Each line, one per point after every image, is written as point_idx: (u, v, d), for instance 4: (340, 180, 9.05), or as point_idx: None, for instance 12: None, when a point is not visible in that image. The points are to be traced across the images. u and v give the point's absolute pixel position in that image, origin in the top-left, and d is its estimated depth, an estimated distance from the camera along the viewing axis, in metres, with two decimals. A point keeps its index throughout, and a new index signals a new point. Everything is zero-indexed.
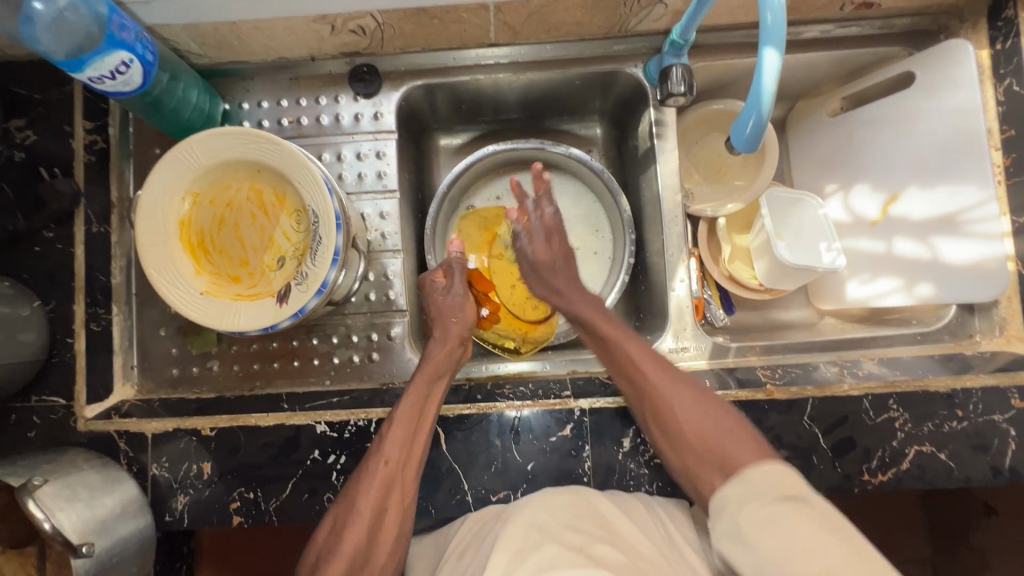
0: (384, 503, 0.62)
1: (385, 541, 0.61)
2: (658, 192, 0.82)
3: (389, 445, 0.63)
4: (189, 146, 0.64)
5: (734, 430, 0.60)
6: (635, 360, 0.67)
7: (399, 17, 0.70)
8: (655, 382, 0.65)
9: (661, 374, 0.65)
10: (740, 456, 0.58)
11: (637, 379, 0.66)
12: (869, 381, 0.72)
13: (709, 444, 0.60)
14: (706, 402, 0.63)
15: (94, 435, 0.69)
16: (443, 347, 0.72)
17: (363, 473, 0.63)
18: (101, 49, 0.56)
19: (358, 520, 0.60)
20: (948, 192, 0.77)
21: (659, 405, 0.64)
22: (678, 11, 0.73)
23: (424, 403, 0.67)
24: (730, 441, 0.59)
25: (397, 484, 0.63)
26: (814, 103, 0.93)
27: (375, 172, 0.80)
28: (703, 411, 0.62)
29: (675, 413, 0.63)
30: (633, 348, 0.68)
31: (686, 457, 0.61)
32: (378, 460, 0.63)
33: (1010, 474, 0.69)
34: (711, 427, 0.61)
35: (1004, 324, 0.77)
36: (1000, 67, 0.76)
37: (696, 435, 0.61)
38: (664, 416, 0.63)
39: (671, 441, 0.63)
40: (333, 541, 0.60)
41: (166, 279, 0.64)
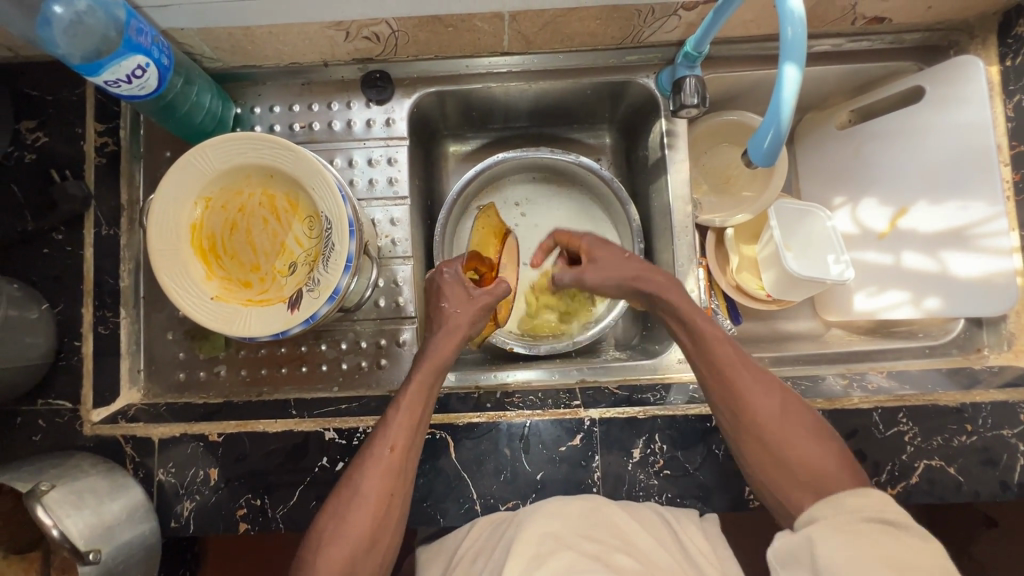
0: (389, 490, 0.61)
1: (389, 526, 0.61)
2: (669, 203, 0.82)
3: (395, 432, 0.63)
4: (202, 151, 0.64)
5: (830, 447, 0.58)
6: (733, 360, 0.63)
7: (413, 25, 0.70)
8: (750, 388, 0.61)
9: (762, 385, 0.62)
10: (835, 475, 0.56)
11: (733, 383, 0.62)
12: (879, 395, 0.72)
13: (807, 459, 0.57)
14: (806, 417, 0.61)
15: (99, 440, 0.68)
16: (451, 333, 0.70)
17: (367, 459, 0.61)
18: (119, 53, 0.56)
19: (363, 504, 0.60)
20: (957, 207, 0.78)
21: (756, 415, 0.60)
22: (692, 23, 0.73)
23: (428, 392, 0.66)
24: (831, 461, 0.57)
25: (401, 471, 0.62)
26: (823, 115, 0.93)
27: (386, 179, 0.80)
28: (801, 425, 0.60)
29: (780, 425, 0.59)
30: (730, 350, 0.64)
31: (777, 473, 0.58)
32: (383, 447, 0.62)
33: (1019, 489, 0.69)
34: (807, 441, 0.58)
35: (1012, 339, 0.78)
36: (1009, 83, 0.77)
37: (792, 445, 0.58)
38: (761, 426, 0.60)
39: (763, 450, 0.59)
40: (336, 525, 0.59)
41: (177, 284, 0.64)
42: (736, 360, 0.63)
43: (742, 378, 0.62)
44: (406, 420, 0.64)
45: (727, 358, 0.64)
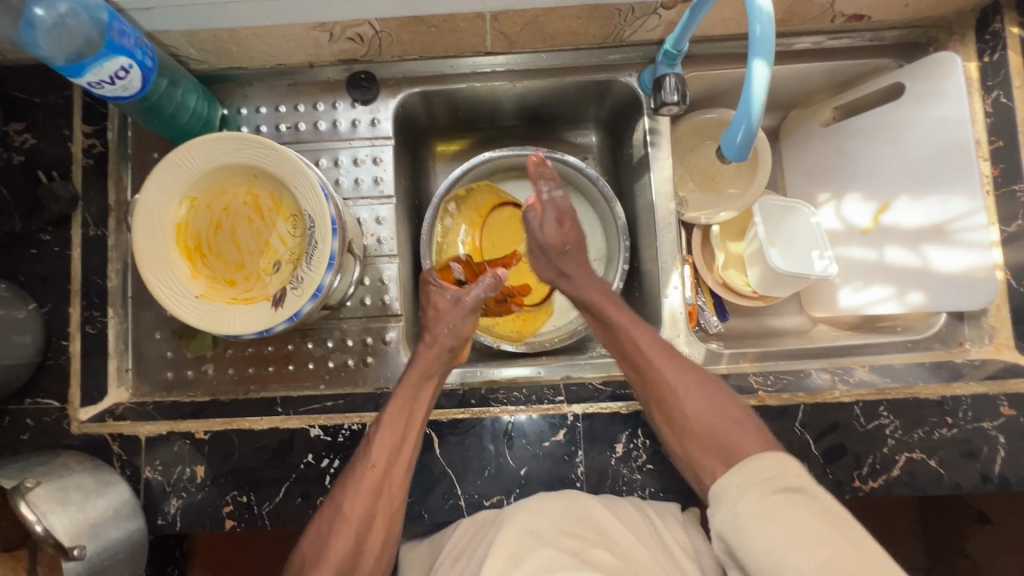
0: (373, 508, 0.62)
1: (372, 547, 0.63)
2: (652, 200, 0.83)
3: (377, 450, 0.64)
4: (186, 151, 0.64)
5: (736, 419, 0.63)
6: (640, 342, 0.70)
7: (396, 26, 0.71)
8: (663, 364, 0.68)
9: (668, 363, 0.68)
10: (739, 444, 0.61)
11: (643, 369, 0.69)
12: (861, 388, 0.72)
13: (718, 433, 0.62)
14: (715, 393, 0.66)
15: (87, 438, 0.69)
16: (432, 349, 0.72)
17: (350, 480, 0.63)
18: (101, 55, 0.57)
19: (346, 525, 0.61)
20: (937, 202, 0.78)
21: (665, 394, 0.66)
22: (672, 22, 0.74)
23: (411, 407, 0.67)
24: (736, 430, 0.62)
25: (386, 488, 0.63)
26: (807, 112, 0.94)
27: (372, 178, 0.81)
28: (711, 400, 0.65)
29: (684, 403, 0.65)
30: (635, 333, 0.71)
31: (687, 442, 0.64)
32: (364, 466, 0.63)
33: (1000, 480, 0.69)
34: (721, 422, 0.63)
35: (993, 332, 0.78)
36: (987, 79, 0.77)
37: (700, 420, 0.64)
38: (670, 404, 0.65)
39: (670, 426, 0.65)
40: (320, 547, 0.61)
41: (161, 282, 0.64)
42: (642, 344, 0.69)
43: (654, 356, 0.68)
44: (387, 436, 0.65)
45: (640, 337, 0.70)
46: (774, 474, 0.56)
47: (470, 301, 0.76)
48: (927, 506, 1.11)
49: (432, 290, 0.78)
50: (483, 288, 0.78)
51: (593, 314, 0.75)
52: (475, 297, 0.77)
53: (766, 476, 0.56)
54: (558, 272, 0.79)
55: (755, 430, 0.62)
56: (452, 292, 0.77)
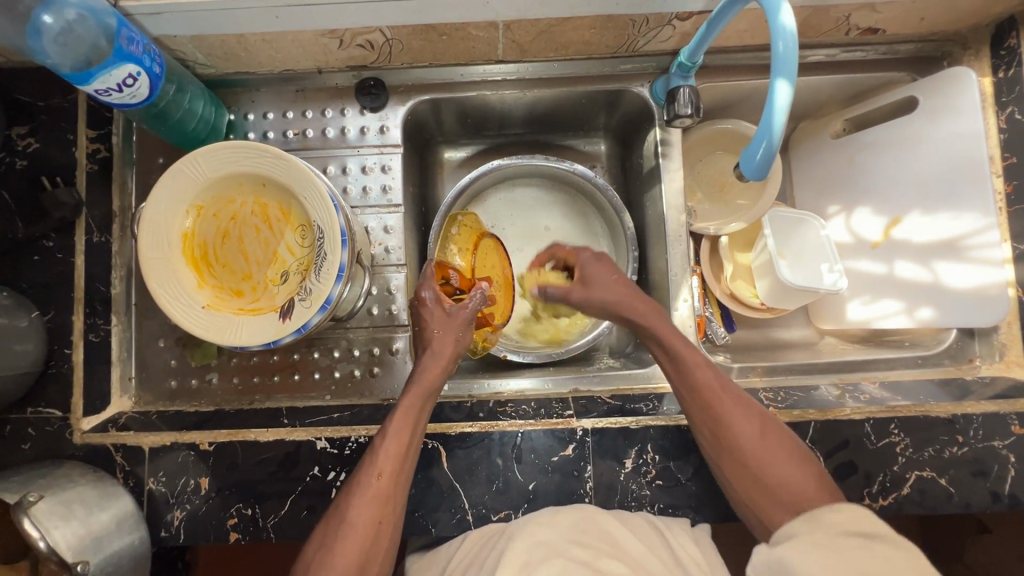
0: (378, 518, 0.60)
1: (378, 558, 0.60)
2: (663, 212, 0.82)
3: (383, 459, 0.62)
4: (194, 159, 0.63)
5: (808, 465, 0.61)
6: (710, 385, 0.66)
7: (407, 34, 0.70)
8: (731, 409, 0.64)
9: (737, 405, 0.65)
10: (813, 496, 0.59)
11: (713, 402, 0.65)
12: (871, 406, 0.72)
13: (787, 481, 0.60)
14: (783, 440, 0.63)
15: (89, 449, 0.68)
16: (437, 361, 0.68)
17: (356, 489, 0.61)
18: (110, 62, 0.55)
19: (353, 536, 0.58)
20: (950, 217, 0.78)
21: (735, 435, 0.63)
22: (687, 33, 0.73)
23: (415, 417, 0.65)
24: (802, 478, 0.60)
25: (389, 496, 0.61)
26: (818, 124, 0.93)
27: (380, 186, 0.80)
28: (784, 447, 0.62)
29: (753, 445, 0.62)
30: (708, 373, 0.66)
31: (757, 490, 0.61)
32: (370, 474, 0.61)
33: (1010, 500, 0.69)
34: (792, 466, 0.61)
35: (1004, 350, 0.78)
36: (1002, 95, 0.77)
37: (772, 466, 0.61)
38: (740, 445, 0.62)
39: (741, 470, 0.62)
40: (325, 558, 0.57)
41: (167, 292, 0.63)
42: (712, 380, 0.66)
43: (725, 399, 0.65)
44: (393, 445, 0.63)
45: (713, 380, 0.66)
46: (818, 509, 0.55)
47: (468, 313, 0.72)
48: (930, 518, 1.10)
49: (427, 303, 0.72)
50: (478, 301, 0.73)
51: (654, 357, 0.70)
52: (473, 308, 0.72)
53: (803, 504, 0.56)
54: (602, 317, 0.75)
55: (824, 480, 0.60)
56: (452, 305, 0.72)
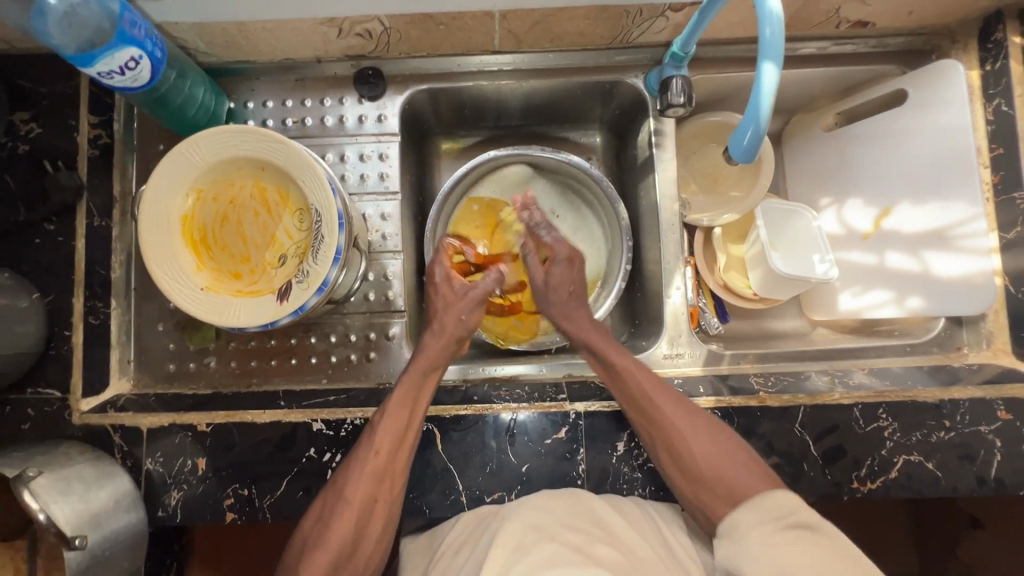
0: (374, 494, 0.63)
1: (374, 531, 0.64)
2: (656, 202, 0.84)
3: (383, 437, 0.64)
4: (194, 142, 0.65)
5: (739, 454, 0.65)
6: (647, 389, 0.69)
7: (405, 23, 0.71)
8: (670, 410, 0.67)
9: (672, 405, 0.68)
10: (747, 485, 0.63)
11: (647, 408, 0.68)
12: (860, 391, 0.73)
13: (723, 473, 0.64)
14: (718, 433, 0.67)
15: (88, 429, 0.69)
16: (440, 340, 0.73)
17: (354, 464, 0.64)
18: (112, 45, 0.56)
19: (348, 510, 0.62)
20: (938, 208, 0.79)
21: (673, 436, 0.66)
22: (680, 24, 0.75)
23: (415, 396, 0.68)
24: (743, 472, 0.63)
25: (388, 472, 0.64)
26: (810, 117, 0.95)
27: (378, 174, 0.81)
28: (717, 443, 0.66)
29: (702, 447, 0.65)
30: (641, 376, 0.70)
31: (699, 487, 0.65)
32: (368, 451, 0.64)
33: (996, 484, 0.70)
34: (726, 457, 0.65)
35: (991, 337, 0.79)
36: (989, 87, 0.78)
37: (708, 460, 0.65)
38: (678, 446, 0.66)
39: (682, 471, 0.66)
40: (322, 529, 0.62)
41: (166, 273, 0.65)
42: (647, 386, 0.69)
43: (660, 400, 0.68)
44: (393, 422, 0.66)
45: (645, 382, 0.69)
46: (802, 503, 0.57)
47: (478, 291, 0.77)
48: (922, 510, 1.11)
49: (439, 283, 0.78)
50: (493, 282, 0.80)
51: (596, 355, 0.75)
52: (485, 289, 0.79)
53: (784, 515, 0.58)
54: (565, 312, 0.79)
55: (757, 465, 0.65)
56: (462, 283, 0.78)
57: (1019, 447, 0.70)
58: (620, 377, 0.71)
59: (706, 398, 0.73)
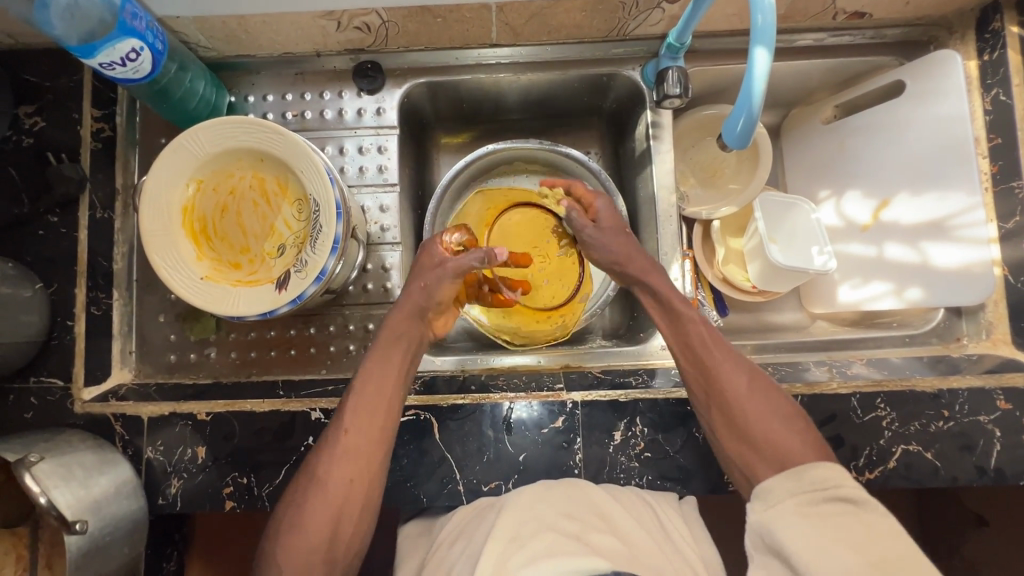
0: (349, 474, 0.62)
1: (353, 513, 0.62)
2: (654, 193, 0.84)
3: (354, 414, 0.64)
4: (194, 134, 0.65)
5: (794, 422, 0.61)
6: (706, 341, 0.67)
7: (402, 16, 0.72)
8: (727, 367, 0.65)
9: (732, 366, 0.65)
10: (798, 455, 0.58)
11: (707, 363, 0.66)
12: (858, 381, 0.73)
13: (773, 439, 0.60)
14: (775, 398, 0.63)
15: (91, 417, 0.69)
16: (406, 316, 0.71)
17: (326, 445, 0.63)
18: (113, 36, 0.57)
19: (321, 491, 0.61)
20: (937, 198, 0.79)
21: (728, 390, 0.64)
22: (676, 16, 0.75)
23: (384, 372, 0.67)
24: (795, 442, 0.59)
25: (360, 452, 0.63)
26: (809, 110, 0.95)
27: (376, 166, 0.82)
28: (771, 405, 0.62)
29: (756, 406, 0.62)
30: (704, 330, 0.68)
31: (746, 449, 0.61)
32: (338, 431, 0.63)
33: (996, 473, 0.69)
34: (776, 422, 0.61)
35: (991, 328, 0.79)
36: (987, 77, 0.78)
37: (761, 423, 0.61)
38: (731, 402, 0.63)
39: (734, 434, 0.62)
40: (297, 514, 0.60)
41: (167, 262, 0.65)
42: (708, 340, 0.67)
43: (716, 354, 0.66)
44: (362, 402, 0.65)
45: (705, 337, 0.67)
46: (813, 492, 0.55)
47: (456, 265, 0.71)
48: (925, 506, 1.11)
49: (427, 246, 0.76)
50: (475, 259, 0.72)
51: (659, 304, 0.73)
52: (461, 262, 0.72)
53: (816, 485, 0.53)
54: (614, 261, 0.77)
55: (812, 437, 0.60)
56: (442, 253, 0.73)
57: (1019, 436, 0.70)
58: (682, 326, 0.69)
59: None
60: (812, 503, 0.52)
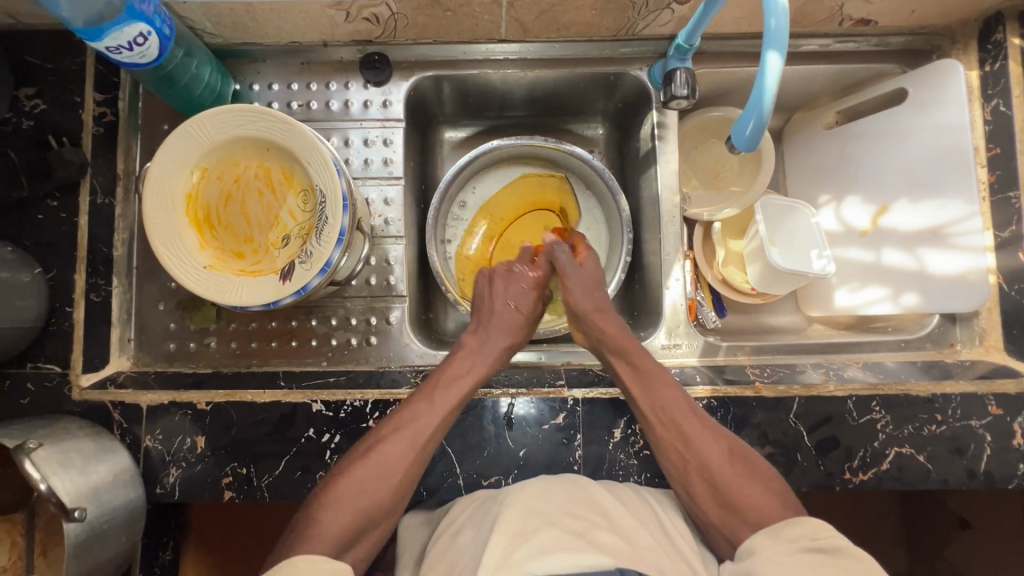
0: (402, 480, 0.64)
1: (387, 516, 0.64)
2: (657, 194, 0.84)
3: (435, 410, 0.67)
4: (200, 122, 0.65)
5: (771, 483, 0.64)
6: (684, 406, 0.68)
7: (412, 8, 0.72)
8: (703, 432, 0.67)
9: (709, 432, 0.67)
10: (773, 513, 0.61)
11: (685, 430, 0.67)
12: (853, 384, 0.74)
13: (752, 500, 0.62)
14: (750, 459, 0.66)
15: (88, 405, 0.69)
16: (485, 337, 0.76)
17: (387, 447, 0.64)
18: (121, 19, 0.57)
19: (368, 494, 0.62)
20: (935, 205, 0.80)
21: (708, 458, 0.66)
22: (684, 17, 0.75)
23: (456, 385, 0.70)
24: (772, 501, 0.62)
25: (417, 463, 0.65)
26: (811, 114, 0.96)
27: (381, 159, 0.81)
28: (748, 468, 0.65)
29: (734, 472, 0.64)
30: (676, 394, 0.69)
31: (721, 508, 0.64)
32: (406, 439, 0.65)
33: (985, 477, 0.71)
34: (754, 483, 0.64)
35: (984, 335, 0.80)
36: (988, 87, 0.79)
37: (740, 487, 0.63)
38: (711, 469, 0.65)
39: (712, 494, 0.65)
40: (337, 507, 0.61)
41: (170, 251, 0.65)
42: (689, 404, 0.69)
43: (693, 419, 0.68)
44: (434, 415, 0.67)
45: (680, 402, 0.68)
46: (805, 535, 0.56)
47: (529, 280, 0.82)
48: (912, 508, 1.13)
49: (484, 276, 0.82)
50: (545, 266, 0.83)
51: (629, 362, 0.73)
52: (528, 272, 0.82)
53: (799, 537, 0.57)
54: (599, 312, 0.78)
55: (786, 495, 0.63)
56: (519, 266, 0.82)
57: (1009, 441, 0.71)
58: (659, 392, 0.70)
59: (702, 387, 0.74)
60: (790, 552, 0.55)
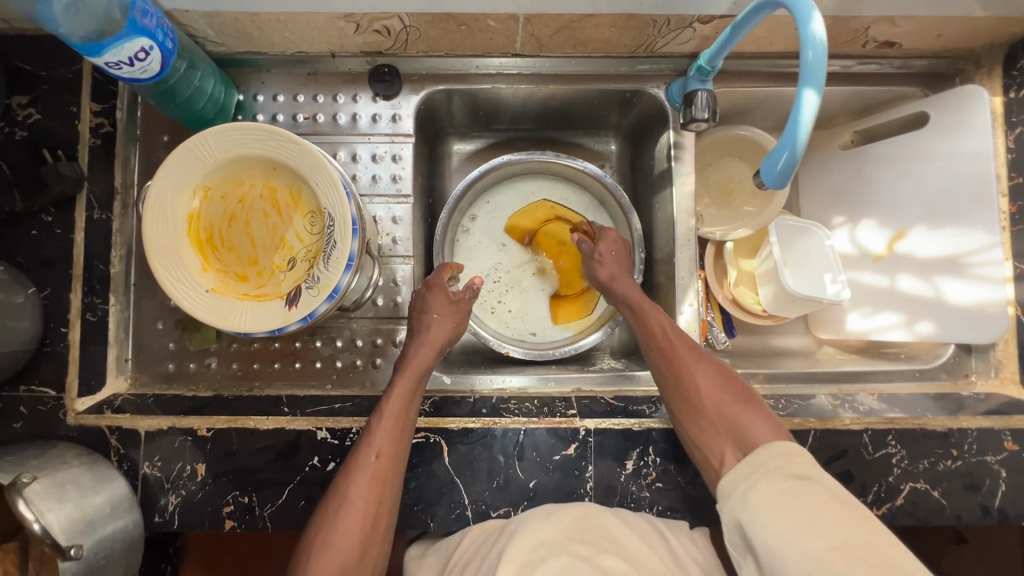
0: (376, 498, 0.61)
1: (379, 532, 0.62)
2: (672, 216, 0.82)
3: (380, 445, 0.63)
4: (203, 139, 0.62)
5: (753, 405, 0.64)
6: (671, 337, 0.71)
7: (426, 21, 0.69)
8: (688, 357, 0.69)
9: (694, 354, 0.69)
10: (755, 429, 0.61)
11: (671, 354, 0.69)
12: (869, 417, 0.73)
13: (732, 417, 0.63)
14: (734, 384, 0.66)
15: (84, 430, 0.66)
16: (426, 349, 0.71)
17: (354, 470, 0.62)
18: (122, 35, 0.54)
19: (353, 514, 0.60)
20: (955, 234, 0.79)
21: (689, 379, 0.67)
22: (706, 37, 0.73)
23: (409, 393, 0.67)
24: (754, 418, 0.63)
25: (387, 477, 0.63)
26: (828, 134, 0.94)
27: (390, 175, 0.79)
28: (729, 388, 0.66)
29: (714, 395, 0.65)
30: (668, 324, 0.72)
31: (704, 427, 0.64)
32: (368, 454, 0.62)
33: (999, 514, 0.70)
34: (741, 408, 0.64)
35: (1000, 366, 0.80)
36: (1012, 115, 0.78)
37: (720, 405, 0.64)
38: (692, 390, 0.66)
39: (694, 416, 0.65)
40: (326, 536, 0.59)
41: (172, 274, 0.62)
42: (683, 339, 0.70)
43: (680, 345, 0.70)
44: (392, 421, 0.65)
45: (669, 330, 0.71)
46: (781, 461, 0.57)
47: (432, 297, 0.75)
48: None
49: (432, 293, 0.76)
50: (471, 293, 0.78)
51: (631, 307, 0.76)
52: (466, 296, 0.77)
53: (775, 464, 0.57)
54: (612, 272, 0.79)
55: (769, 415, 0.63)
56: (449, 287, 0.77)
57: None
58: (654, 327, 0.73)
59: None
60: (773, 479, 0.56)
